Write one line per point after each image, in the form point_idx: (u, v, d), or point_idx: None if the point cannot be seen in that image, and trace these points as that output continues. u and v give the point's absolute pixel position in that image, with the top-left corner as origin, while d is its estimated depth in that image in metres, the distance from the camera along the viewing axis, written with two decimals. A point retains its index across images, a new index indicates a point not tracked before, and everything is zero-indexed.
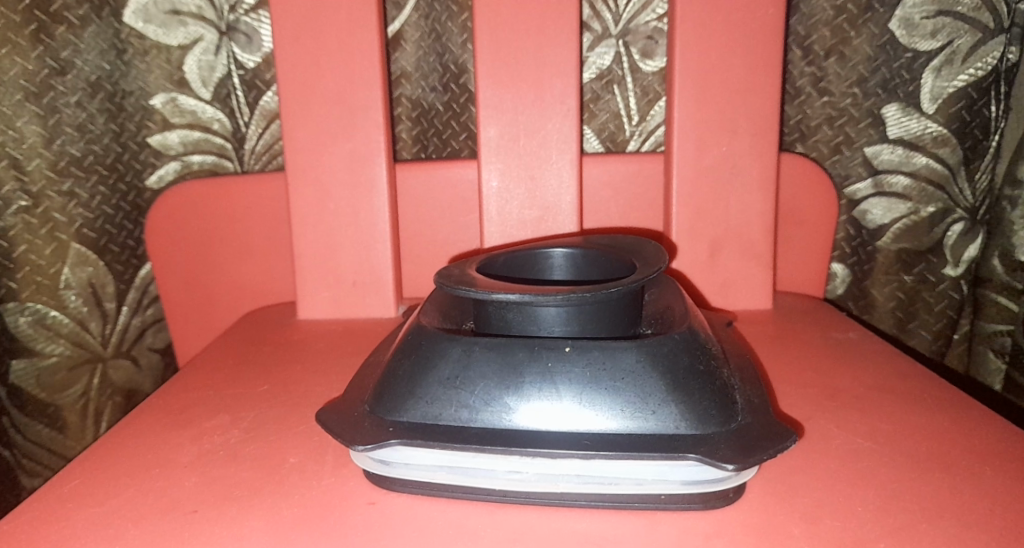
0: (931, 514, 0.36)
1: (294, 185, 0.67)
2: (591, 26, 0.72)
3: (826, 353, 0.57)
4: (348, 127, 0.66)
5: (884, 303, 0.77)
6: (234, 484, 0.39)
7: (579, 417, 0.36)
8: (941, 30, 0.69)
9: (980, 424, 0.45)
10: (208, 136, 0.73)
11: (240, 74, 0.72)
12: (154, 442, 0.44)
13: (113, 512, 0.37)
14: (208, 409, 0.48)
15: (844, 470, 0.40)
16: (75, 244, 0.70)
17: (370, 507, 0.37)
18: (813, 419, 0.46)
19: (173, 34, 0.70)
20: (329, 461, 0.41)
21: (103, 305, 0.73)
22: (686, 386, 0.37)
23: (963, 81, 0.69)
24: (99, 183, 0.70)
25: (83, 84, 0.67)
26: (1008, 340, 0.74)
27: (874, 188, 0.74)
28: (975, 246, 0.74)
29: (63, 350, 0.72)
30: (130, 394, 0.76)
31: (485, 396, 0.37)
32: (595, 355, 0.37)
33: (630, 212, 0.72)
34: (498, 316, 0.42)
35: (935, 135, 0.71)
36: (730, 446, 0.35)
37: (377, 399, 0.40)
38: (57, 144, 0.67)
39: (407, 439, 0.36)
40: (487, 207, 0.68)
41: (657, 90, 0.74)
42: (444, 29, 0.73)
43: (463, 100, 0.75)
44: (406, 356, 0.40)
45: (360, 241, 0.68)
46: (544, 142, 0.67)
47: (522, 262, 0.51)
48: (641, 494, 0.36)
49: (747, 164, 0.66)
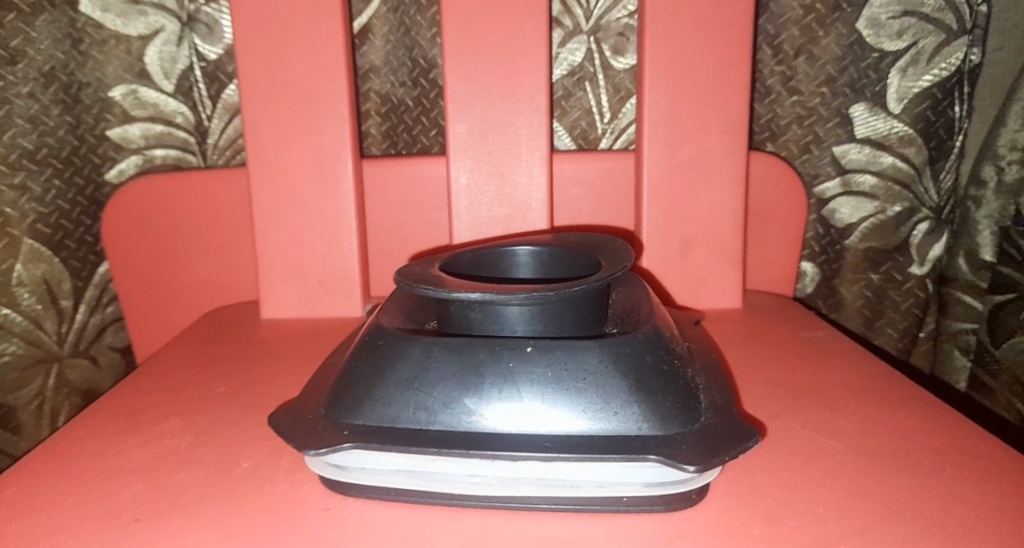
0: (893, 514, 0.36)
1: (258, 181, 0.66)
2: (563, 22, 0.72)
3: (792, 351, 0.57)
4: (312, 122, 0.65)
5: (852, 302, 0.78)
6: (184, 490, 0.38)
7: (540, 418, 0.36)
8: (907, 30, 0.69)
9: (944, 423, 0.45)
10: (171, 129, 0.72)
11: (202, 66, 0.71)
12: (102, 447, 0.43)
13: (52, 521, 0.36)
14: (160, 412, 0.47)
15: (807, 470, 0.40)
16: (27, 240, 0.67)
17: (325, 514, 0.36)
18: (777, 419, 0.46)
19: (132, 24, 0.69)
20: (284, 466, 0.40)
21: (58, 303, 0.70)
22: (649, 386, 0.37)
23: (928, 81, 0.70)
24: (53, 176, 0.68)
25: (35, 74, 0.64)
26: (973, 338, 0.74)
27: (842, 187, 0.74)
28: (940, 245, 0.75)
29: (16, 348, 0.68)
30: (87, 393, 0.74)
31: (445, 398, 0.37)
32: (557, 355, 0.37)
33: (600, 210, 0.72)
34: (461, 316, 0.42)
35: (901, 135, 0.72)
36: (692, 447, 0.35)
37: (334, 401, 0.39)
38: (8, 137, 0.63)
39: (362, 443, 0.35)
40: (456, 203, 0.67)
41: (628, 88, 0.74)
42: (413, 23, 0.71)
43: (433, 96, 0.73)
44: (364, 357, 0.39)
45: (326, 238, 0.67)
46: (514, 140, 0.66)
47: (487, 260, 0.50)
48: (603, 497, 0.36)
49: (716, 162, 0.66)
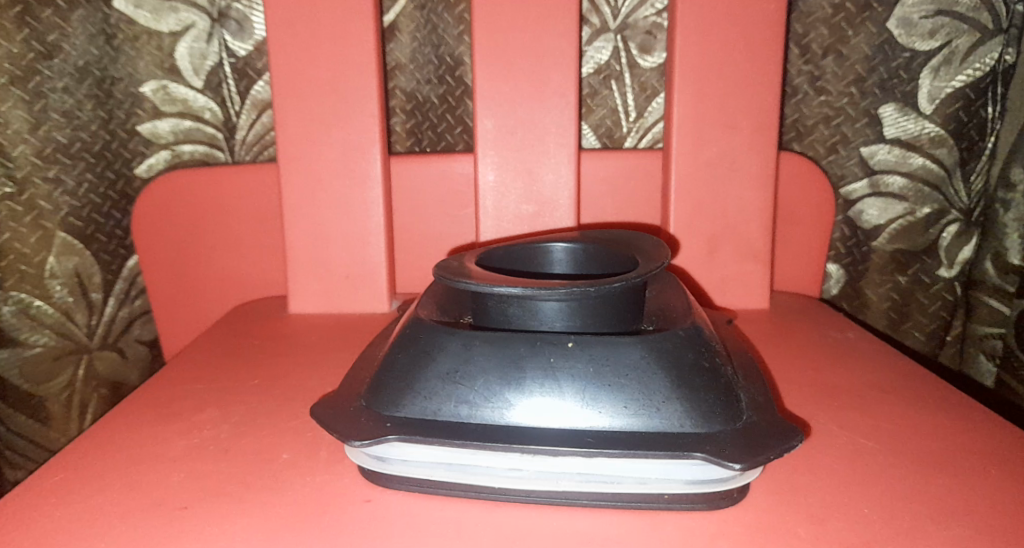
0: (937, 515, 0.36)
1: (287, 175, 0.66)
2: (590, 20, 0.72)
3: (823, 352, 0.57)
4: (342, 118, 0.65)
5: (878, 303, 0.77)
6: (225, 480, 0.38)
7: (582, 413, 0.36)
8: (940, 30, 0.68)
9: (981, 425, 0.45)
10: (200, 125, 0.72)
11: (232, 62, 0.71)
12: (140, 436, 0.43)
13: (97, 508, 0.36)
14: (195, 404, 0.47)
15: (847, 471, 0.40)
16: (60, 232, 0.68)
17: (366, 505, 0.36)
18: (812, 419, 0.46)
19: (163, 20, 0.69)
20: (323, 458, 0.40)
21: (89, 295, 0.71)
22: (691, 383, 0.37)
23: (961, 81, 0.69)
24: (86, 170, 0.68)
25: (70, 70, 0.65)
26: (999, 343, 0.74)
27: (871, 188, 0.74)
28: (969, 247, 0.74)
29: (47, 340, 0.70)
30: (116, 386, 0.74)
31: (486, 391, 0.37)
32: (598, 350, 0.37)
33: (626, 208, 0.72)
34: (498, 310, 0.42)
35: (931, 135, 0.71)
36: (736, 445, 0.35)
37: (373, 393, 0.39)
38: (43, 130, 0.65)
39: (405, 435, 0.36)
40: (483, 200, 0.67)
41: (654, 86, 0.73)
42: (440, 20, 0.72)
43: (459, 93, 0.74)
44: (403, 349, 0.39)
45: (354, 233, 0.67)
46: (542, 137, 0.66)
47: (519, 257, 0.50)
48: (643, 493, 0.36)
49: (745, 161, 0.66)
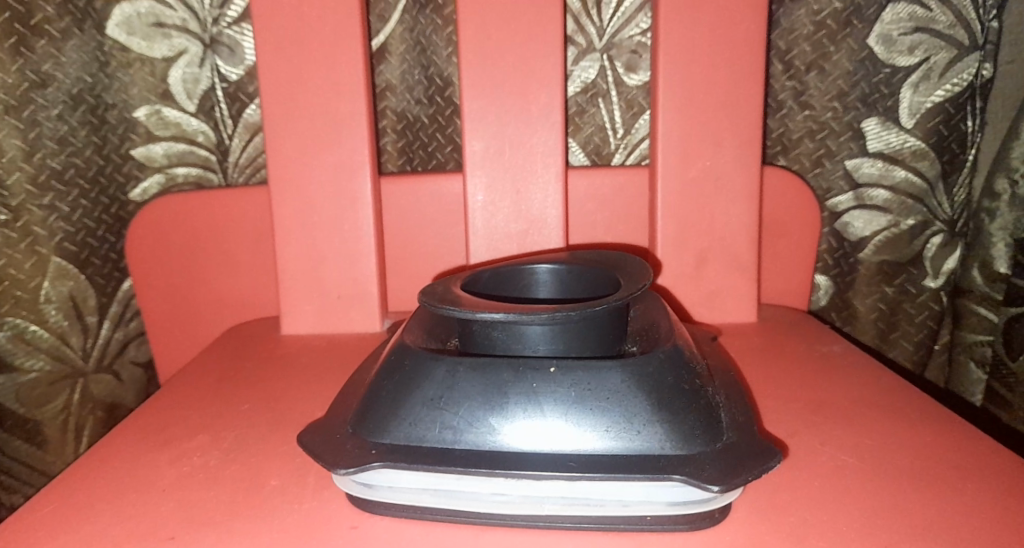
0: (915, 532, 0.36)
1: (278, 199, 0.67)
2: (576, 40, 0.73)
3: (808, 366, 0.58)
4: (332, 141, 0.66)
5: (866, 314, 0.78)
6: (215, 508, 0.39)
7: (565, 437, 0.37)
8: (919, 46, 0.70)
9: (962, 439, 0.45)
10: (193, 148, 0.73)
11: (224, 86, 0.72)
12: (132, 464, 0.44)
13: (89, 538, 0.37)
14: (188, 429, 0.48)
15: (827, 488, 0.40)
16: (55, 257, 0.68)
17: (352, 532, 0.37)
18: (796, 435, 0.47)
19: (156, 46, 0.70)
20: (312, 483, 0.41)
21: (84, 319, 0.72)
22: (672, 405, 0.37)
23: (940, 96, 0.70)
24: (80, 196, 0.69)
25: (64, 97, 0.66)
26: (989, 350, 0.74)
27: (855, 201, 0.75)
28: (954, 258, 0.75)
29: (43, 365, 0.70)
30: (111, 408, 0.75)
31: (470, 416, 0.37)
32: (580, 374, 0.37)
33: (615, 225, 0.73)
34: (483, 335, 0.42)
35: (914, 149, 0.72)
36: (715, 466, 0.36)
37: (361, 419, 0.40)
38: (37, 158, 0.65)
39: (391, 462, 0.36)
40: (473, 220, 0.68)
41: (641, 104, 0.74)
42: (429, 42, 0.73)
43: (448, 113, 0.75)
44: (390, 376, 0.40)
45: (345, 255, 0.68)
46: (530, 156, 0.67)
47: (507, 278, 0.51)
48: (626, 515, 0.36)
49: (730, 178, 0.67)
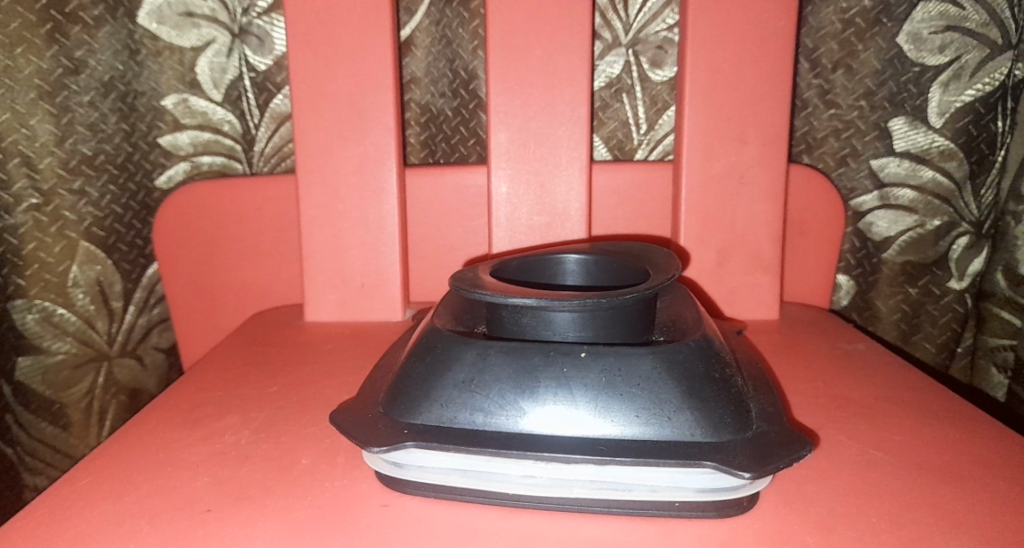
0: (945, 525, 0.36)
1: (304, 187, 0.67)
2: (601, 35, 0.73)
3: (832, 363, 0.57)
4: (359, 131, 0.67)
5: (888, 315, 0.78)
6: (248, 484, 0.39)
7: (594, 422, 0.37)
8: (950, 45, 0.69)
9: (993, 438, 0.45)
10: (218, 137, 0.73)
11: (252, 76, 0.72)
12: (164, 441, 0.44)
13: (124, 510, 0.37)
14: (217, 410, 0.49)
15: (856, 481, 0.40)
16: (83, 242, 0.70)
17: (383, 509, 0.37)
18: (823, 429, 0.46)
19: (186, 36, 0.70)
20: (341, 462, 0.41)
21: (110, 304, 0.73)
22: (702, 393, 0.38)
23: (971, 96, 0.70)
24: (108, 182, 0.70)
25: (95, 84, 0.67)
26: (1010, 354, 0.74)
27: (880, 200, 0.74)
28: (980, 259, 0.74)
29: (68, 347, 0.72)
30: (134, 393, 0.75)
31: (500, 399, 0.38)
32: (610, 361, 0.38)
33: (638, 219, 0.73)
34: (512, 321, 0.43)
35: (941, 149, 0.72)
36: (746, 454, 0.36)
37: (392, 401, 0.40)
38: (68, 143, 0.67)
39: (422, 442, 0.37)
40: (496, 211, 0.68)
41: (665, 100, 0.74)
42: (455, 35, 0.73)
43: (472, 106, 0.75)
44: (421, 358, 0.40)
45: (370, 244, 0.68)
46: (554, 149, 0.67)
47: (533, 267, 0.51)
48: (655, 501, 0.36)
49: (756, 174, 0.67)
